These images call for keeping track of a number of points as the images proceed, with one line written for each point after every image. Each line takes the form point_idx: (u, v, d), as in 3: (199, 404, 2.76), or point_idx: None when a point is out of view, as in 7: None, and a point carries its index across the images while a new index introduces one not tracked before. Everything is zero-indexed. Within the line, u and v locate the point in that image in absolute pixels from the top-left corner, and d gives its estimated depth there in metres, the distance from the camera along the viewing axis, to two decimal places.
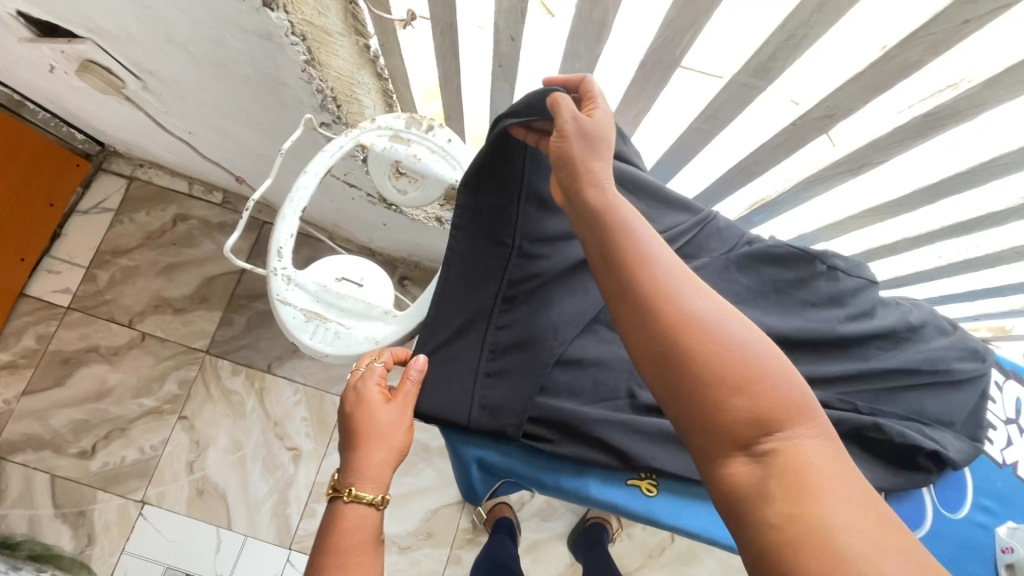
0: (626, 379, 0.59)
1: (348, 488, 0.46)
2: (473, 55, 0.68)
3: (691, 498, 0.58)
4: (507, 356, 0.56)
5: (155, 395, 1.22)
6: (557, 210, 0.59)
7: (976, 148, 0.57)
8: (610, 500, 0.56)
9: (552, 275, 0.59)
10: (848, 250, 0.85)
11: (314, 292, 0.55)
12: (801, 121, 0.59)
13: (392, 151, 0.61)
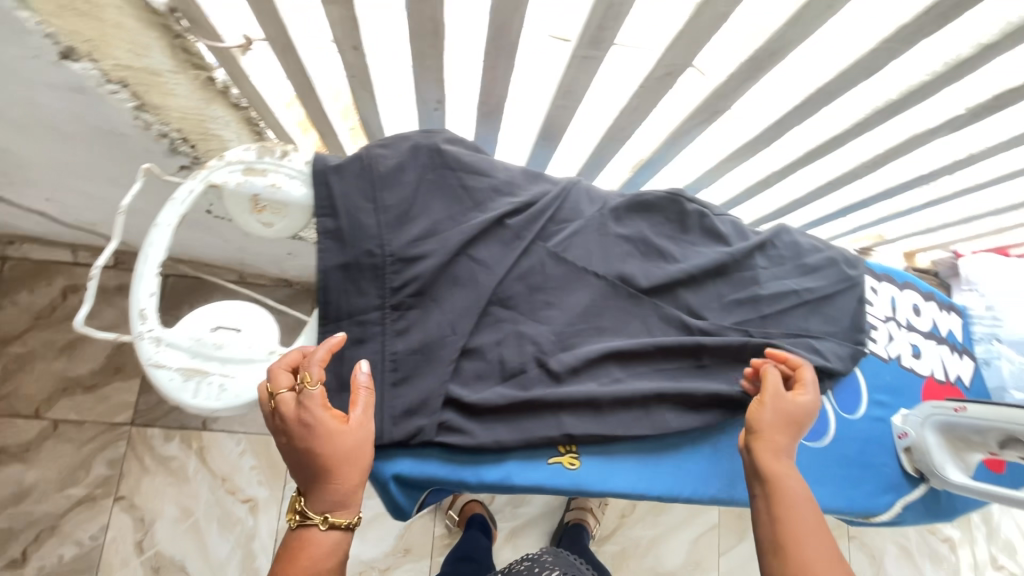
0: (531, 355, 0.60)
1: (323, 515, 0.47)
2: (329, 71, 0.63)
3: (613, 460, 0.60)
4: (409, 365, 0.55)
5: (84, 482, 1.13)
6: (422, 212, 0.60)
7: (802, 81, 0.61)
8: (536, 482, 0.57)
9: (439, 272, 0.58)
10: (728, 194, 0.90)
11: (189, 348, 0.52)
12: (648, 81, 0.61)
13: (247, 185, 0.57)
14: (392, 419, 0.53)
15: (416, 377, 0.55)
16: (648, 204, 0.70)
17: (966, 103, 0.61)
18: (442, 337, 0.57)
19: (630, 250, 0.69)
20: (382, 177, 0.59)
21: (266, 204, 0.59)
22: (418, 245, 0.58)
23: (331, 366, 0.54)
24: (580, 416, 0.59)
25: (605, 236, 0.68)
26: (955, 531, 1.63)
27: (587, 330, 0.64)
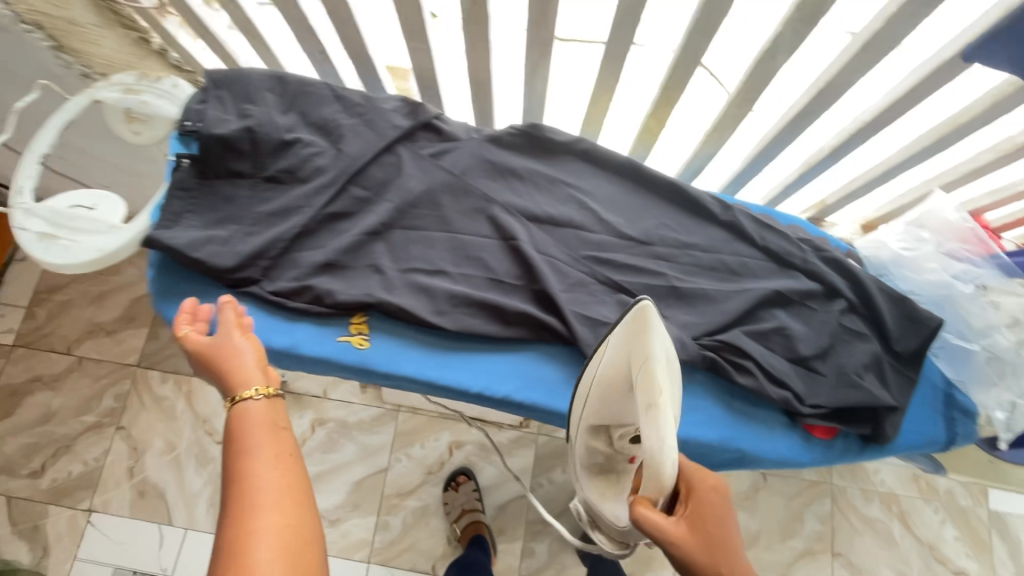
0: (360, 232, 0.69)
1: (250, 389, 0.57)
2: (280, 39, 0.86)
3: (399, 346, 0.66)
4: (219, 228, 0.67)
5: (94, 412, 1.55)
6: (287, 111, 0.72)
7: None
8: (320, 353, 0.65)
9: (268, 164, 0.70)
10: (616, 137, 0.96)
11: (48, 217, 0.66)
12: (465, 13, 0.69)
13: (121, 100, 0.72)
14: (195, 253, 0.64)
15: (232, 238, 0.66)
16: (515, 141, 0.77)
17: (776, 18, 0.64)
18: (271, 212, 0.68)
19: (481, 165, 0.75)
20: (253, 82, 0.72)
21: (135, 116, 0.73)
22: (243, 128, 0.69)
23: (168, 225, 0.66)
24: (386, 288, 0.67)
25: (468, 146, 0.75)
26: (971, 564, 1.40)
27: (426, 214, 0.71)
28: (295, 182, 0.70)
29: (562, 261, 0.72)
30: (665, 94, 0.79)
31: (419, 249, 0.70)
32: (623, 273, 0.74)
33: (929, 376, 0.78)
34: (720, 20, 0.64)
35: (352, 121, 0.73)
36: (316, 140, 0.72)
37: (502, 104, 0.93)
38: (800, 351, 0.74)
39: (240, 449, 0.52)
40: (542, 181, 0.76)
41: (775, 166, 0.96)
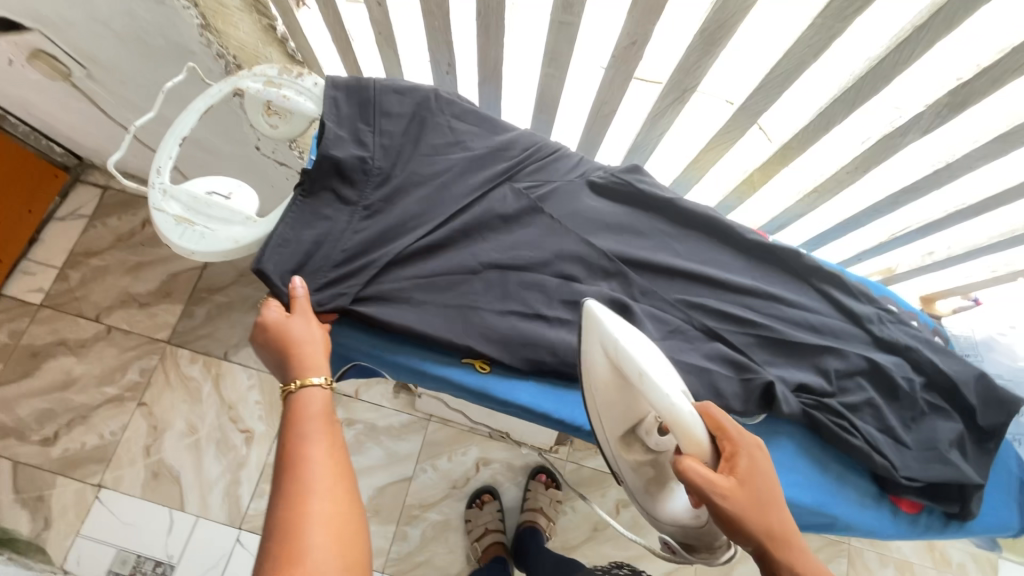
0: (470, 265, 0.77)
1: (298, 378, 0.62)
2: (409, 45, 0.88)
3: (513, 377, 0.75)
4: (324, 244, 0.72)
5: (116, 384, 1.51)
6: (398, 139, 0.78)
7: (756, 60, 0.71)
8: (448, 376, 0.74)
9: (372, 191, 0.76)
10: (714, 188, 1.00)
11: (186, 203, 0.69)
12: (617, 51, 0.72)
13: (264, 92, 0.73)
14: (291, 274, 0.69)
15: (336, 262, 0.72)
16: (601, 192, 0.84)
17: (921, 101, 0.67)
18: (368, 238, 0.74)
19: (573, 215, 0.82)
20: (376, 106, 0.77)
21: (274, 110, 0.75)
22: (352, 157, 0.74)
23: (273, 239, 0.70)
24: None
25: (563, 193, 0.83)
26: None
27: (519, 254, 0.78)
28: (393, 212, 0.76)
29: (665, 307, 0.78)
30: (782, 152, 0.82)
31: (521, 290, 0.76)
32: (727, 322, 0.78)
33: (1006, 461, 0.82)
34: (866, 95, 0.68)
35: (456, 158, 0.81)
36: (421, 174, 0.79)
37: (610, 140, 0.96)
38: (888, 423, 0.76)
39: (295, 430, 0.58)
40: (641, 232, 0.83)
41: (859, 232, 0.99)
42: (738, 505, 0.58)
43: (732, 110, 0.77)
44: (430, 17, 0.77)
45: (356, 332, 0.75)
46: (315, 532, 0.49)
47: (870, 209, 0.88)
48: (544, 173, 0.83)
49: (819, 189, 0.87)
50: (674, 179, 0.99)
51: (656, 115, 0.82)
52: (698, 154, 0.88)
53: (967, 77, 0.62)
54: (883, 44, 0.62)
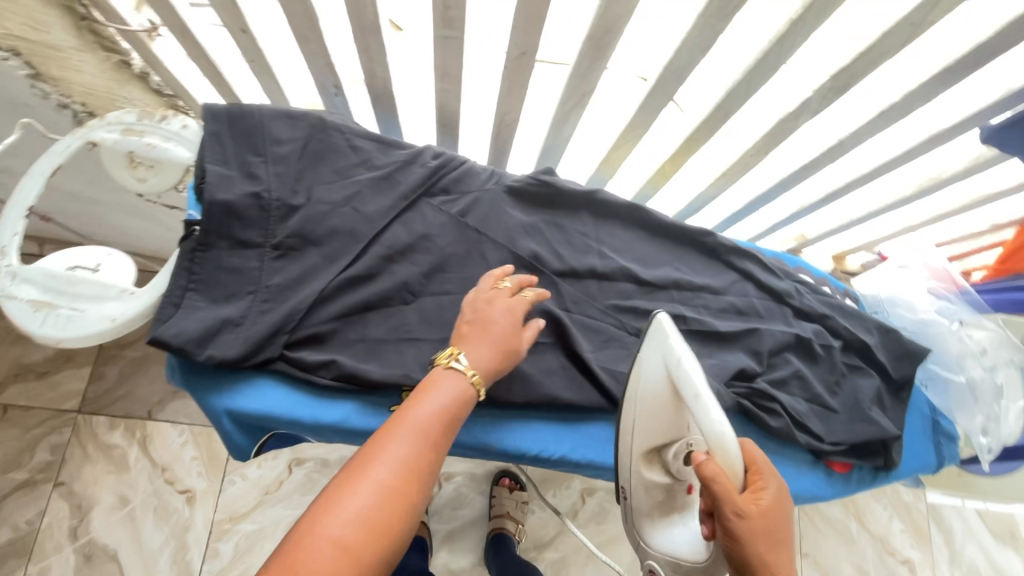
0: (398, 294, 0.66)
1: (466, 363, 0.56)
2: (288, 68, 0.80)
3: None
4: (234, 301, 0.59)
5: (25, 467, 1.35)
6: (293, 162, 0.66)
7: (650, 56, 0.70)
8: (379, 427, 0.61)
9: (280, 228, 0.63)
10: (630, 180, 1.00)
11: (42, 283, 0.56)
12: (508, 62, 0.68)
13: (124, 143, 0.63)
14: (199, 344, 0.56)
15: (246, 317, 0.59)
16: (530, 192, 0.76)
17: (809, 85, 0.68)
18: (285, 283, 0.62)
19: (505, 222, 0.74)
20: (270, 129, 0.65)
21: (140, 161, 0.65)
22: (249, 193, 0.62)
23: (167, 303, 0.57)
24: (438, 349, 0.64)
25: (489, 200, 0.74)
26: (915, 553, 1.56)
27: (455, 274, 0.70)
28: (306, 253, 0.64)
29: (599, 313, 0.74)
30: (687, 143, 0.82)
31: (458, 314, 0.68)
32: (653, 320, 0.76)
33: (918, 404, 0.86)
34: (756, 85, 0.68)
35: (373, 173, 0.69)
36: (330, 197, 0.66)
37: (521, 145, 0.93)
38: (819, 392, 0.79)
39: (386, 437, 0.49)
40: (569, 232, 0.77)
41: (773, 205, 1.01)
42: (752, 531, 0.52)
43: (634, 108, 0.75)
44: (303, 40, 0.70)
45: (244, 390, 0.59)
46: (323, 567, 0.40)
47: (777, 186, 0.90)
48: (464, 182, 0.74)
49: (728, 172, 0.88)
50: (590, 177, 0.97)
51: (559, 120, 0.79)
52: (607, 153, 0.87)
53: (846, 61, 0.63)
54: (766, 37, 0.62)
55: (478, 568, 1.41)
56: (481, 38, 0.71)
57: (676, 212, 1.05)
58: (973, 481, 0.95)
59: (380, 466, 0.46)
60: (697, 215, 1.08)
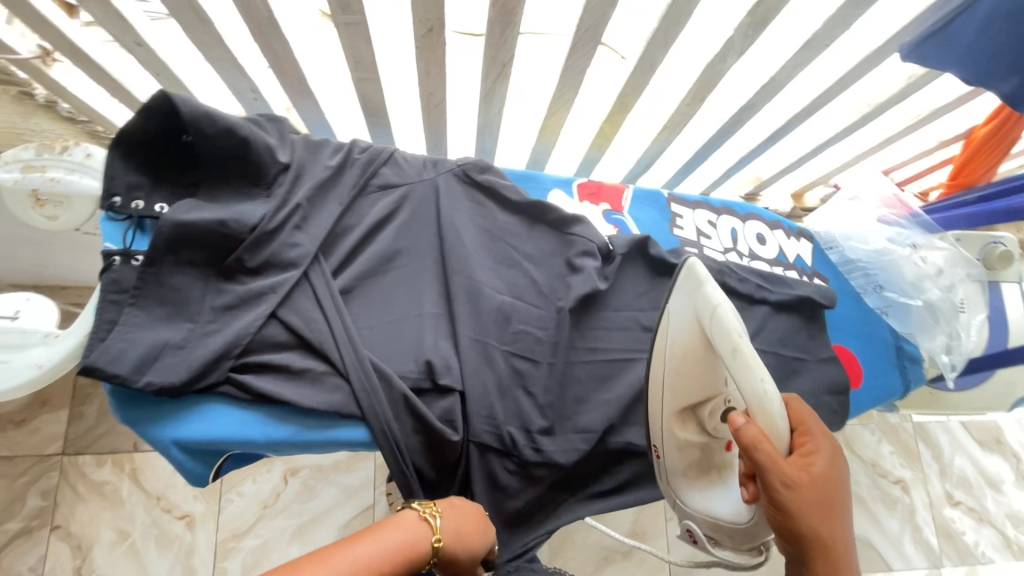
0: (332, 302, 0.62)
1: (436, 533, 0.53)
2: (198, 74, 0.77)
3: None
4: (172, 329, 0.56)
5: (19, 516, 1.34)
6: (235, 172, 0.61)
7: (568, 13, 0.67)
8: (333, 436, 0.61)
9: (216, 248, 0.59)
10: (575, 146, 0.97)
11: None
12: (419, 41, 0.66)
13: (25, 180, 0.61)
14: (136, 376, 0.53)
15: (187, 342, 0.56)
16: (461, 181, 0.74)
17: (729, 25, 0.66)
18: (227, 303, 0.59)
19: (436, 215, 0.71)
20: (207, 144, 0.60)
21: (46, 198, 0.63)
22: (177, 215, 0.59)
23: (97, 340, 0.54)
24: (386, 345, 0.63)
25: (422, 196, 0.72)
26: (906, 473, 1.60)
27: (400, 271, 0.68)
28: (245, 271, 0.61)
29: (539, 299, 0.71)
30: (619, 101, 0.81)
31: (405, 314, 0.66)
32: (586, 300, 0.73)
33: (881, 334, 0.88)
34: (675, 32, 0.66)
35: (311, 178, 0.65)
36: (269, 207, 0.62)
37: (458, 126, 0.90)
38: (776, 337, 0.80)
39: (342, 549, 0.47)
40: (499, 219, 0.74)
41: (723, 151, 1.00)
42: (802, 497, 0.55)
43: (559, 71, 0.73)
44: (204, 45, 0.67)
45: (189, 417, 0.58)
46: None
47: (720, 132, 0.89)
48: (390, 179, 0.71)
49: (669, 125, 0.86)
50: (533, 149, 0.95)
51: (490, 96, 0.78)
52: (543, 121, 0.85)
53: None
54: None
55: None
56: (390, 17, 0.68)
57: (626, 172, 1.03)
58: (943, 397, 0.96)
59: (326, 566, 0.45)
60: (648, 173, 1.07)
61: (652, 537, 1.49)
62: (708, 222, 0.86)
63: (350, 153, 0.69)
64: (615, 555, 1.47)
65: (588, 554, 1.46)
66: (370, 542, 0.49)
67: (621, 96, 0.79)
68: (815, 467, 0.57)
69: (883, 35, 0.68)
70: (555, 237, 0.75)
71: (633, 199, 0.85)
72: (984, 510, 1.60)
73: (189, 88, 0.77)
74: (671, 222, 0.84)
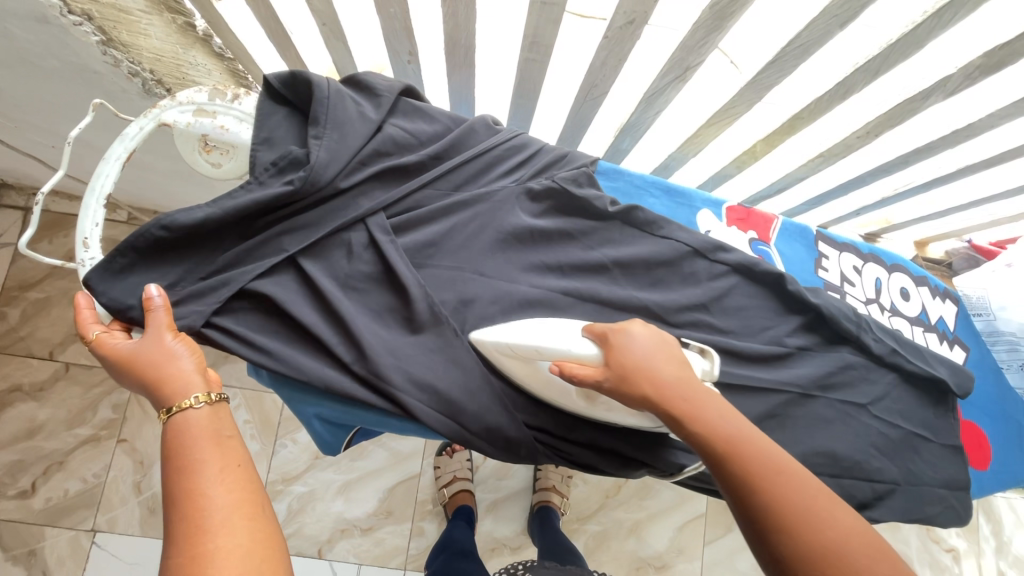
0: (465, 282, 0.61)
1: (176, 404, 0.47)
2: (360, 26, 0.74)
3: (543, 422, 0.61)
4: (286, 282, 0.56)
5: (90, 423, 1.34)
6: (368, 140, 0.58)
7: (786, 22, 0.62)
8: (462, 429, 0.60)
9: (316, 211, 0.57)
10: (714, 163, 0.91)
11: None
12: (611, 33, 0.62)
13: (197, 125, 0.58)
14: (249, 320, 0.55)
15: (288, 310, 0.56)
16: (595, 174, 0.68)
17: (953, 62, 0.60)
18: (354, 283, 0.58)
19: (578, 206, 0.66)
20: (335, 112, 0.56)
21: (214, 145, 0.60)
22: (303, 170, 0.54)
23: (192, 276, 0.54)
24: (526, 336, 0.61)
25: (572, 180, 0.65)
26: (960, 542, 1.54)
27: (537, 259, 0.64)
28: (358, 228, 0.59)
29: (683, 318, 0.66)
30: (784, 124, 0.75)
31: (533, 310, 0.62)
32: (735, 331, 0.68)
33: (1017, 418, 0.86)
34: (891, 63, 0.61)
35: (447, 162, 0.62)
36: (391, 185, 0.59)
37: (600, 121, 0.86)
38: (898, 408, 0.73)
39: (192, 479, 0.42)
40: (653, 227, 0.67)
41: (864, 190, 0.94)
42: (624, 388, 0.50)
43: (742, 83, 0.68)
44: (383, 3, 0.64)
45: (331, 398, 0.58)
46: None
47: (879, 169, 0.83)
48: (548, 168, 0.66)
49: (827, 154, 0.80)
50: (668, 155, 0.90)
51: (659, 100, 0.73)
52: (695, 130, 0.80)
53: (1008, 37, 0.56)
54: (923, 7, 0.54)
55: (522, 537, 1.44)
56: None
57: (754, 192, 0.98)
58: None
59: (215, 503, 0.41)
60: (771, 201, 1.02)
61: (688, 557, 1.48)
62: (854, 267, 0.83)
63: (498, 135, 0.65)
64: (649, 568, 1.46)
65: (622, 561, 1.45)
66: (205, 454, 0.44)
67: (786, 119, 0.74)
68: (621, 357, 0.51)
69: None
70: (715, 257, 0.69)
71: (780, 232, 0.82)
72: None
73: (347, 40, 0.74)
74: (816, 262, 0.81)
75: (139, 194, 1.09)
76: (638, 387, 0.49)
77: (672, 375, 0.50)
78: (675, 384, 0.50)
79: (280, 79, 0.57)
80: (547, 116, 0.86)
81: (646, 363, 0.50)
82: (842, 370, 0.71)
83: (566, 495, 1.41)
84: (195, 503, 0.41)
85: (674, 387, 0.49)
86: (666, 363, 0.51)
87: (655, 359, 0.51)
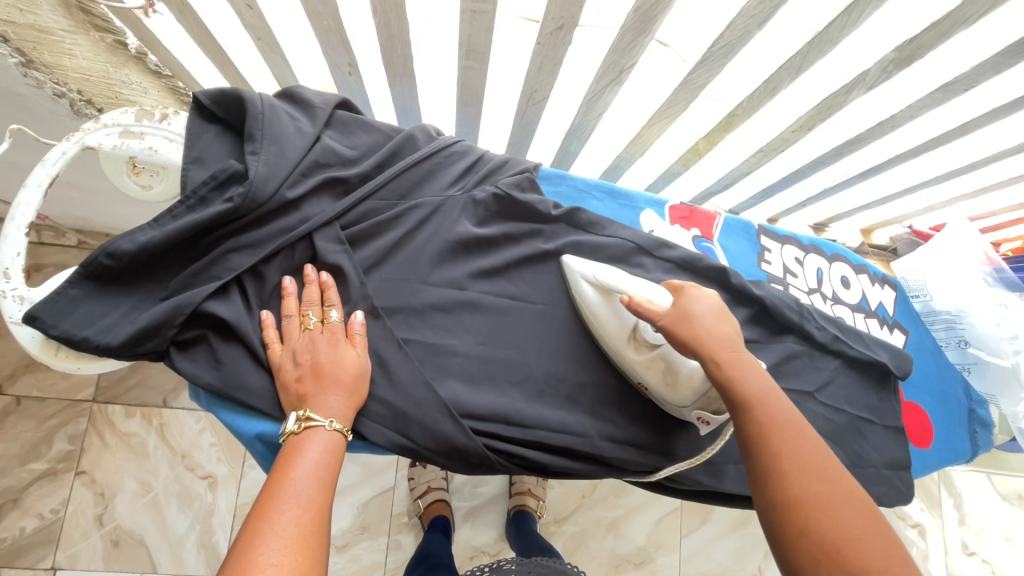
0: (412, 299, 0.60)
1: (329, 420, 0.50)
2: (298, 39, 0.74)
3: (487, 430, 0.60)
4: (238, 298, 0.54)
5: (45, 457, 1.28)
6: (309, 154, 0.56)
7: (701, 30, 0.63)
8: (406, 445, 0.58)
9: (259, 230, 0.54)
10: (660, 162, 0.93)
11: None
12: (543, 37, 0.63)
13: (124, 147, 0.57)
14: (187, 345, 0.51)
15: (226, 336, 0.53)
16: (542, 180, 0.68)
17: (867, 57, 0.64)
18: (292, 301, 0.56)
19: (521, 214, 0.66)
20: (270, 127, 0.54)
21: (143, 167, 0.59)
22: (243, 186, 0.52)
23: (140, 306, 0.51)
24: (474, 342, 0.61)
25: (516, 187, 0.66)
26: (925, 516, 1.59)
27: (487, 266, 0.64)
28: (305, 242, 0.57)
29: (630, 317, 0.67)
30: (719, 119, 0.78)
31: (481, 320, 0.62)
32: None
33: (956, 395, 0.90)
34: (812, 58, 0.64)
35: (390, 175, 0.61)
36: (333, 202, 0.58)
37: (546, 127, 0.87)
38: (843, 393, 0.75)
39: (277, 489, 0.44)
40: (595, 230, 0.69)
41: (806, 182, 0.97)
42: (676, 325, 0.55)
43: (675, 84, 0.70)
44: (317, 15, 0.64)
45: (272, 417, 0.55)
46: None
47: (816, 161, 0.86)
48: (491, 175, 0.66)
49: (766, 148, 0.83)
50: (616, 155, 0.92)
51: (599, 103, 0.75)
52: (637, 130, 0.82)
53: (915, 31, 0.59)
54: (832, 6, 0.57)
55: (500, 543, 1.44)
56: None
57: (702, 189, 1.01)
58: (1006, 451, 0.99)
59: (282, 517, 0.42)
60: (720, 197, 1.05)
61: (667, 551, 1.49)
62: (795, 259, 0.86)
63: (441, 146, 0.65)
64: (629, 564, 1.47)
65: (602, 560, 1.46)
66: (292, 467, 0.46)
67: (722, 114, 0.76)
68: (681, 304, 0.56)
69: (1010, 95, 0.69)
70: (658, 254, 0.71)
71: (722, 228, 0.84)
72: (996, 563, 1.59)
73: (285, 53, 0.73)
74: (759, 256, 0.84)
75: (85, 217, 1.06)
76: (691, 323, 0.55)
77: (715, 329, 0.54)
78: (715, 332, 0.54)
79: (210, 96, 0.56)
80: (495, 122, 0.87)
81: (702, 312, 0.55)
82: (788, 358, 0.73)
83: (542, 498, 1.41)
84: (265, 508, 0.43)
85: (718, 333, 0.54)
86: (721, 318, 0.55)
87: (721, 313, 0.55)
